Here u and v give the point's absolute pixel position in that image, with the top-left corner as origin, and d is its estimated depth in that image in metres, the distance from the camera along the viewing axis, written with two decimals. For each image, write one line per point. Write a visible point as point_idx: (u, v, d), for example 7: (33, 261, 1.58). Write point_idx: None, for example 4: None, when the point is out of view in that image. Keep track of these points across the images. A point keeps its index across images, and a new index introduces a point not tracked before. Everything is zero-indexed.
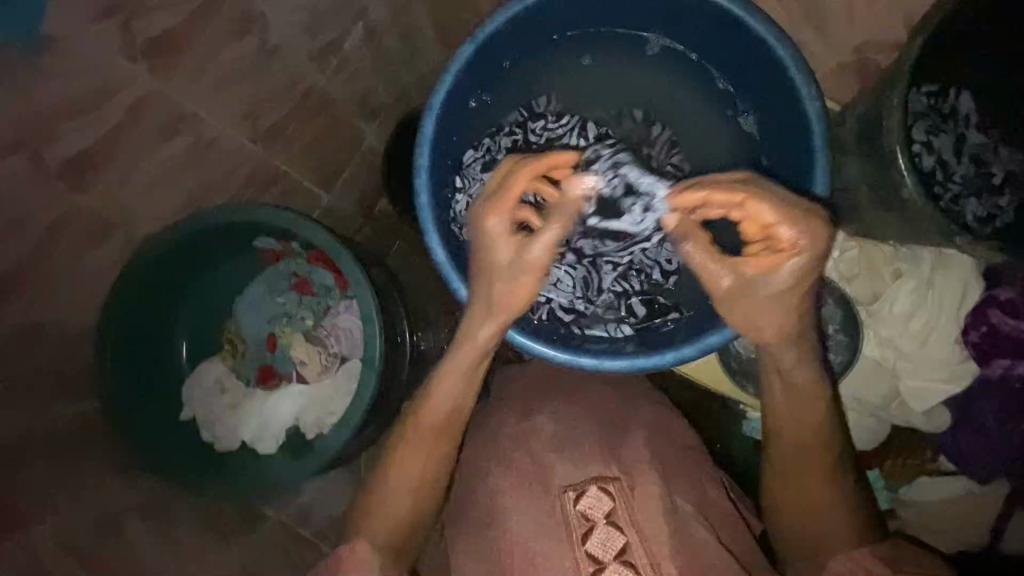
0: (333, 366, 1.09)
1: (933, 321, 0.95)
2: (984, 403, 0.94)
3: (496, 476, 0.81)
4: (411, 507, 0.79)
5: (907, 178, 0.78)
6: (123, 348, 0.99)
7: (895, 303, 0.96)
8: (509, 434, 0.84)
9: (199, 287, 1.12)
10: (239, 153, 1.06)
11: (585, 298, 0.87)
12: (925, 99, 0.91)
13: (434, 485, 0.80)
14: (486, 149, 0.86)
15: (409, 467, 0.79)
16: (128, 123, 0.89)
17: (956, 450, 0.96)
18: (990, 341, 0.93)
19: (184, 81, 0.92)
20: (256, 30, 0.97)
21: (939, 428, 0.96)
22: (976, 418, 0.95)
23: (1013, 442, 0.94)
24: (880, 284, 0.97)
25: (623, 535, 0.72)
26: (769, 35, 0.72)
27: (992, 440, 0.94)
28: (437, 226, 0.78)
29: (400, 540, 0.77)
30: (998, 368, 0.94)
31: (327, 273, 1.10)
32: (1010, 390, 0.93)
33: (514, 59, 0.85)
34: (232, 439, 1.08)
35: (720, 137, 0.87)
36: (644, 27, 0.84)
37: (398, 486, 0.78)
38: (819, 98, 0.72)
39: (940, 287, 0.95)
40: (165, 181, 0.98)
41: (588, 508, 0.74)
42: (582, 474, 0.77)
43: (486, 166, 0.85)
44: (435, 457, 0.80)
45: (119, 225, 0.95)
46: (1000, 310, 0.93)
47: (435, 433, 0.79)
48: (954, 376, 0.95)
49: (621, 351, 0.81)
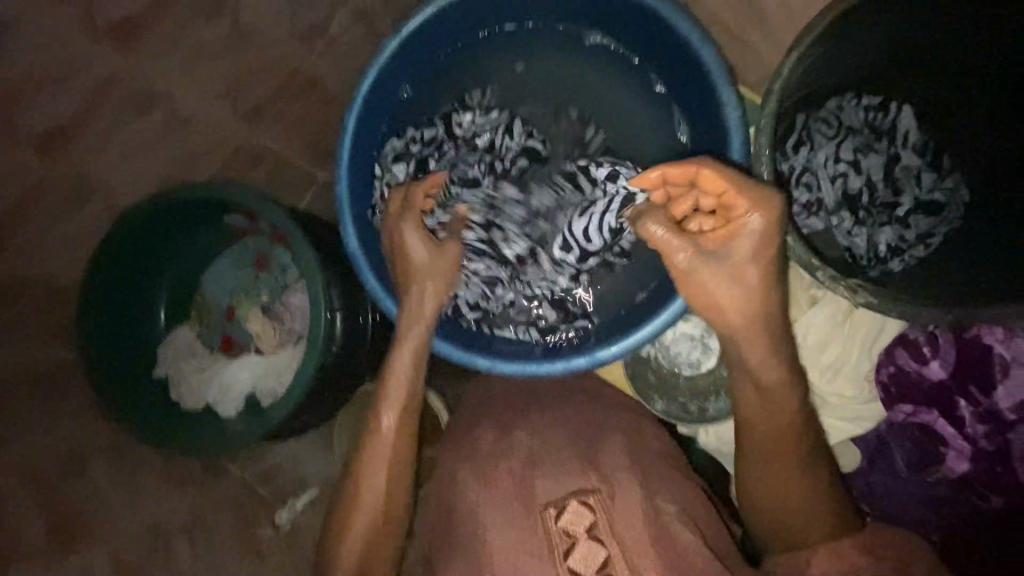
0: (288, 341, 1.16)
1: (846, 355, 0.89)
2: (895, 446, 0.89)
3: (471, 485, 0.77)
4: (382, 534, 0.74)
5: (786, 234, 0.69)
6: (110, 308, 1.09)
7: (808, 335, 0.89)
8: (487, 450, 0.80)
9: (180, 255, 1.20)
10: (218, 133, 1.10)
11: (491, 299, 0.86)
12: (862, 113, 0.90)
13: (399, 505, 0.75)
14: (408, 138, 0.86)
15: (366, 505, 0.74)
16: (98, 98, 1.01)
17: (871, 490, 0.90)
18: (899, 383, 0.87)
19: (150, 61, 1.02)
20: (225, 14, 1.04)
21: (847, 469, 0.91)
22: (887, 459, 0.90)
23: (934, 491, 0.88)
24: (795, 309, 0.90)
25: (605, 548, 0.68)
26: (692, 34, 0.71)
27: (908, 487, 0.89)
28: (353, 213, 0.80)
29: (372, 561, 0.73)
30: (902, 412, 0.88)
31: (284, 254, 1.18)
32: (914, 437, 0.88)
33: (447, 53, 0.87)
34: (196, 400, 1.15)
35: (655, 144, 0.86)
36: (579, 24, 0.86)
37: (362, 523, 0.73)
38: (739, 108, 0.70)
39: (857, 318, 0.89)
40: (142, 153, 1.06)
41: (569, 524, 0.70)
42: (560, 489, 0.73)
43: (401, 157, 0.86)
44: (393, 476, 0.75)
45: (98, 191, 1.05)
46: (908, 351, 0.88)
47: (393, 453, 0.75)
48: (870, 416, 0.89)
49: (525, 356, 0.84)
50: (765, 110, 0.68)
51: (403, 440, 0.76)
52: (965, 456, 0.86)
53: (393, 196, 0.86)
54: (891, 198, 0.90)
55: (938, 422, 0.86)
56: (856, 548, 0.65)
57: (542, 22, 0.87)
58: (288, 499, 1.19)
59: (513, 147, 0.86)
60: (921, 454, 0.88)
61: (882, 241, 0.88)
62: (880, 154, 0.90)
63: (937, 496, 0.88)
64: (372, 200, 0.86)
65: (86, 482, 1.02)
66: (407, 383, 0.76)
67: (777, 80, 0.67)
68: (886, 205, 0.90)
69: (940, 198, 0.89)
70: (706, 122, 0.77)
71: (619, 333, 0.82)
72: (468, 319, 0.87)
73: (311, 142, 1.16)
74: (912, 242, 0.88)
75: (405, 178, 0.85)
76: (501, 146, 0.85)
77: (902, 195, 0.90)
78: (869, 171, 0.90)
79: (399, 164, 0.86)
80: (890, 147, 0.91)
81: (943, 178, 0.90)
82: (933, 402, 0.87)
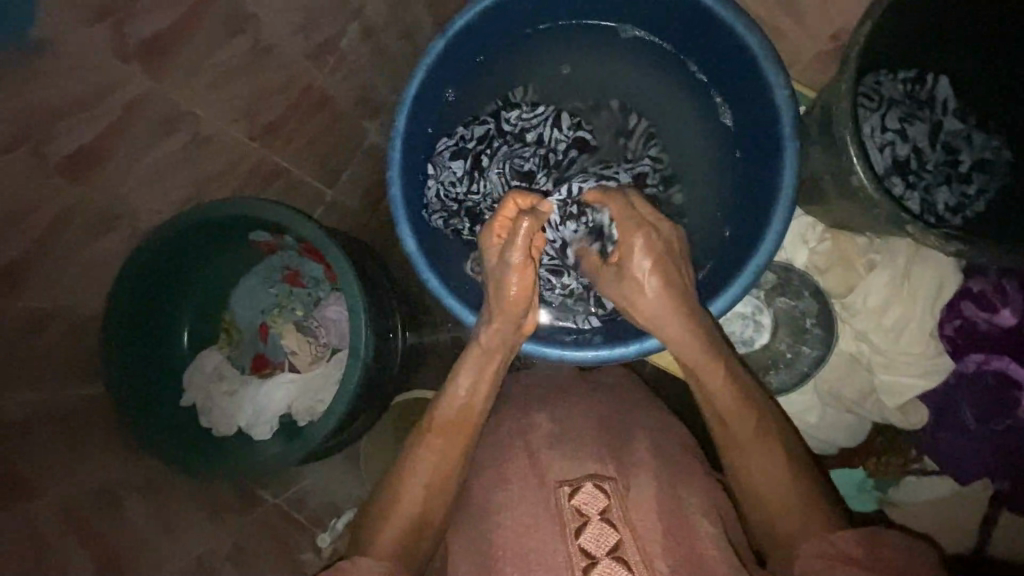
0: (323, 356, 1.16)
1: (907, 318, 0.90)
2: (965, 399, 0.91)
3: (503, 468, 0.74)
4: (422, 517, 0.71)
5: (858, 169, 0.72)
6: (136, 332, 1.05)
7: (867, 299, 0.91)
8: (511, 429, 0.78)
9: (205, 277, 1.18)
10: (236, 151, 1.06)
11: (550, 290, 0.94)
12: (901, 85, 0.90)
13: (447, 484, 0.74)
14: (459, 137, 0.93)
15: (415, 476, 0.73)
16: (123, 123, 0.89)
17: (934, 449, 0.93)
18: (965, 336, 0.90)
19: (175, 77, 0.91)
20: (249, 30, 0.95)
21: (916, 427, 0.93)
22: (956, 416, 0.91)
23: (1000, 441, 0.90)
24: (854, 276, 0.93)
25: (617, 532, 0.64)
26: (736, 23, 0.77)
27: (975, 439, 0.91)
28: (408, 216, 0.85)
29: (412, 542, 0.70)
30: (972, 362, 0.90)
31: (316, 266, 1.17)
32: (985, 387, 0.90)
33: (489, 56, 0.93)
34: (229, 425, 1.11)
35: (697, 127, 0.94)
36: (613, 18, 0.92)
37: (405, 498, 0.72)
38: (787, 87, 0.75)
39: (916, 281, 0.90)
40: (162, 176, 0.99)
41: (583, 504, 0.67)
42: (578, 469, 0.71)
43: (456, 154, 0.92)
44: (455, 458, 0.75)
45: (124, 217, 0.98)
46: (975, 303, 0.90)
47: (449, 437, 0.76)
48: (933, 370, 0.91)
49: (589, 341, 0.89)
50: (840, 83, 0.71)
51: (465, 425, 0.77)
52: None
53: (447, 193, 0.92)
54: (948, 159, 0.89)
55: (1011, 367, 0.89)
56: (853, 543, 0.60)
57: (588, 21, 0.93)
58: (330, 521, 1.19)
59: (562, 139, 0.91)
60: (992, 402, 0.90)
61: (940, 201, 0.87)
62: (925, 122, 0.90)
63: (1003, 444, 0.90)
64: (425, 199, 0.93)
65: (123, 522, 0.94)
66: (480, 377, 0.79)
67: (845, 59, 0.71)
68: (944, 165, 0.89)
69: (991, 156, 0.89)
70: (748, 98, 0.84)
71: None
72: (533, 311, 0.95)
73: (322, 161, 1.21)
74: (974, 197, 0.88)
75: (461, 175, 0.92)
76: (549, 138, 0.92)
77: (959, 154, 0.89)
78: (916, 139, 0.89)
79: (454, 162, 0.92)
80: (933, 115, 0.90)
81: (991, 138, 0.90)
82: (1005, 349, 0.89)
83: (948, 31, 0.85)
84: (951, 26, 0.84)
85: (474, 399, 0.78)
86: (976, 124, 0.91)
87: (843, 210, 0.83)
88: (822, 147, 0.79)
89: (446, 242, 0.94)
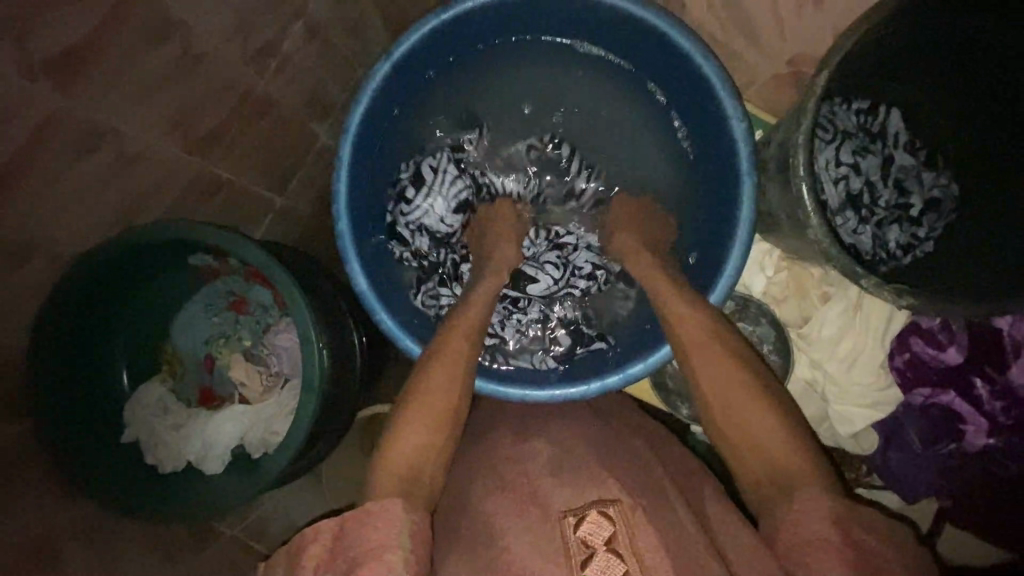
0: (276, 386, 1.11)
1: (859, 346, 0.94)
2: (909, 424, 0.94)
3: (495, 498, 0.72)
4: (438, 438, 0.71)
5: (824, 241, 0.72)
6: (65, 367, 0.97)
7: (821, 329, 0.94)
8: (501, 456, 0.78)
9: (142, 302, 1.10)
10: (169, 167, 0.96)
11: (505, 331, 0.96)
12: (855, 117, 0.91)
13: (458, 412, 0.74)
14: (432, 165, 0.93)
15: (431, 389, 0.74)
16: (33, 147, 0.78)
17: (888, 470, 0.96)
18: (915, 370, 0.93)
19: (100, 92, 0.82)
20: (176, 38, 0.86)
21: (865, 451, 0.97)
22: (903, 439, 0.95)
23: (951, 465, 0.94)
24: (809, 307, 0.95)
25: (624, 563, 0.61)
26: (695, 51, 0.78)
27: (922, 463, 0.94)
28: (356, 253, 0.85)
29: (421, 466, 0.69)
30: (919, 396, 0.93)
31: (263, 292, 1.12)
32: (929, 416, 0.93)
33: (436, 70, 0.92)
34: (176, 460, 1.06)
35: (652, 144, 0.96)
36: (564, 33, 0.91)
37: (419, 414, 0.72)
38: (745, 119, 0.78)
39: (868, 310, 0.93)
40: (84, 200, 0.88)
41: (588, 534, 0.63)
42: (581, 497, 0.67)
43: (433, 187, 0.93)
44: (461, 378, 0.76)
45: (40, 246, 0.87)
46: (921, 339, 0.93)
47: (460, 353, 0.77)
48: (884, 401, 0.94)
49: (546, 380, 0.90)
50: (800, 129, 0.71)
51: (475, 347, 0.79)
52: (983, 431, 0.92)
53: (421, 224, 0.93)
54: (900, 199, 0.91)
55: (955, 402, 0.92)
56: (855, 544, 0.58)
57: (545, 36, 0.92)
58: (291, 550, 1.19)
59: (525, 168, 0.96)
60: (939, 431, 0.93)
61: (891, 239, 0.90)
62: (876, 155, 0.91)
63: (949, 466, 0.94)
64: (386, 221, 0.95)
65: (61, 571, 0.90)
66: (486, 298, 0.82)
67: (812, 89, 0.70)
68: (895, 206, 0.91)
69: (938, 195, 0.91)
70: (705, 118, 0.85)
71: (642, 351, 0.89)
72: (489, 352, 0.96)
73: (270, 167, 1.12)
74: (924, 239, 0.91)
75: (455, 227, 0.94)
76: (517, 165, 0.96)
77: (910, 197, 0.91)
78: (868, 172, 0.90)
79: (454, 215, 0.93)
80: (885, 148, 0.92)
81: (940, 176, 0.92)
82: (949, 384, 0.92)
83: (897, 56, 0.84)
84: (898, 55, 0.84)
85: (481, 319, 0.81)
86: (926, 159, 0.93)
87: (790, 240, 0.85)
88: (780, 187, 0.79)
89: (398, 268, 0.96)
